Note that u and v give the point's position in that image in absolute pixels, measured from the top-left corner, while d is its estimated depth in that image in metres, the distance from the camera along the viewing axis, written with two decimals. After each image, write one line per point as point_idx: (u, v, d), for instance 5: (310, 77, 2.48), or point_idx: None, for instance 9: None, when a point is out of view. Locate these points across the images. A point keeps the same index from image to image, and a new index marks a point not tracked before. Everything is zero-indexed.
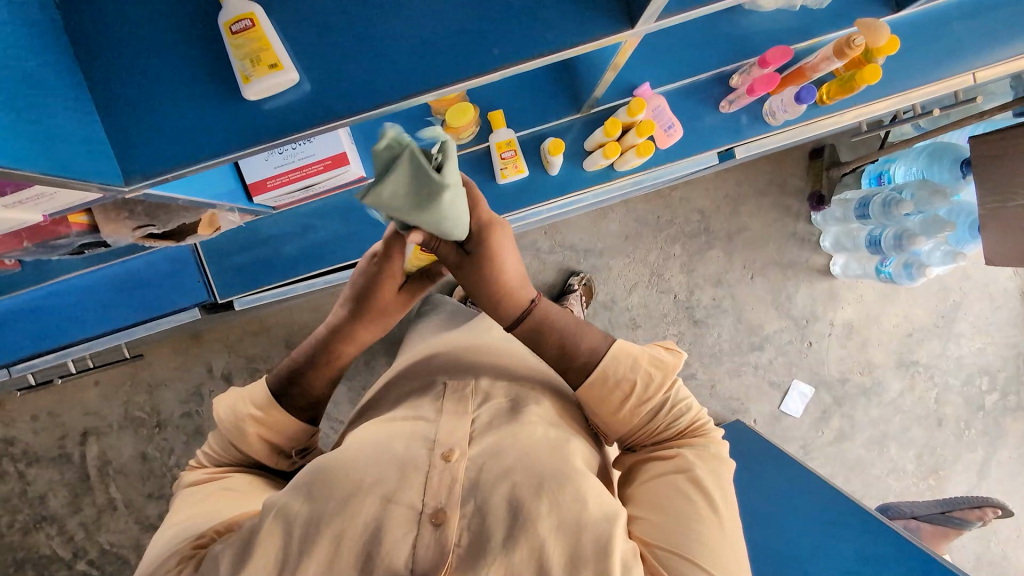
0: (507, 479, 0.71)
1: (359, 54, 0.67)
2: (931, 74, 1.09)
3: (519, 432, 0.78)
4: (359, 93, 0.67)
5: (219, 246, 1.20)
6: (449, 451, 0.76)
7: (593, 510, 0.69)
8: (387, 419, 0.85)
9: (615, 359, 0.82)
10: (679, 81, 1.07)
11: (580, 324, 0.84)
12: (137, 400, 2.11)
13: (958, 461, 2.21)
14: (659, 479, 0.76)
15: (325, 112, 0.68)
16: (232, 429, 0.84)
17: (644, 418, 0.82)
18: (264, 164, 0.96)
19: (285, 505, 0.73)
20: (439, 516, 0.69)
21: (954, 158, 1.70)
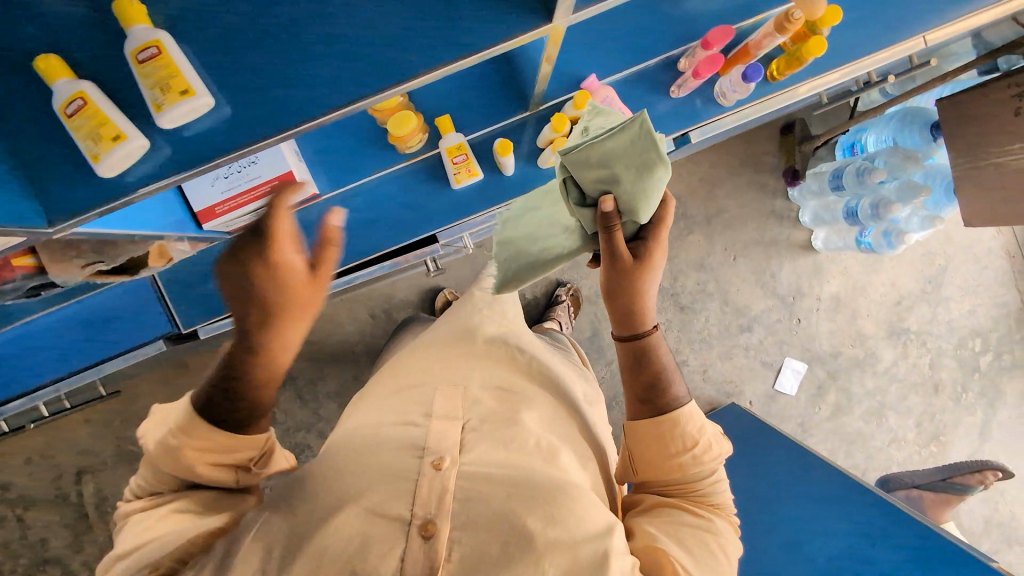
0: (501, 494, 0.71)
1: (277, 73, 0.66)
2: (879, 42, 1.09)
3: (529, 456, 0.77)
4: (283, 112, 0.67)
5: (179, 278, 1.17)
6: (440, 459, 0.73)
7: (591, 525, 0.70)
8: (391, 428, 0.81)
9: (687, 416, 0.80)
10: (625, 70, 1.06)
11: (673, 372, 0.83)
12: (128, 434, 2.10)
13: (959, 425, 2.20)
14: (687, 530, 0.76)
15: (248, 134, 0.67)
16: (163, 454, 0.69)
17: (684, 477, 0.80)
18: (210, 190, 0.95)
19: (268, 517, 0.69)
20: (429, 528, 0.67)
21: (924, 122, 1.68)
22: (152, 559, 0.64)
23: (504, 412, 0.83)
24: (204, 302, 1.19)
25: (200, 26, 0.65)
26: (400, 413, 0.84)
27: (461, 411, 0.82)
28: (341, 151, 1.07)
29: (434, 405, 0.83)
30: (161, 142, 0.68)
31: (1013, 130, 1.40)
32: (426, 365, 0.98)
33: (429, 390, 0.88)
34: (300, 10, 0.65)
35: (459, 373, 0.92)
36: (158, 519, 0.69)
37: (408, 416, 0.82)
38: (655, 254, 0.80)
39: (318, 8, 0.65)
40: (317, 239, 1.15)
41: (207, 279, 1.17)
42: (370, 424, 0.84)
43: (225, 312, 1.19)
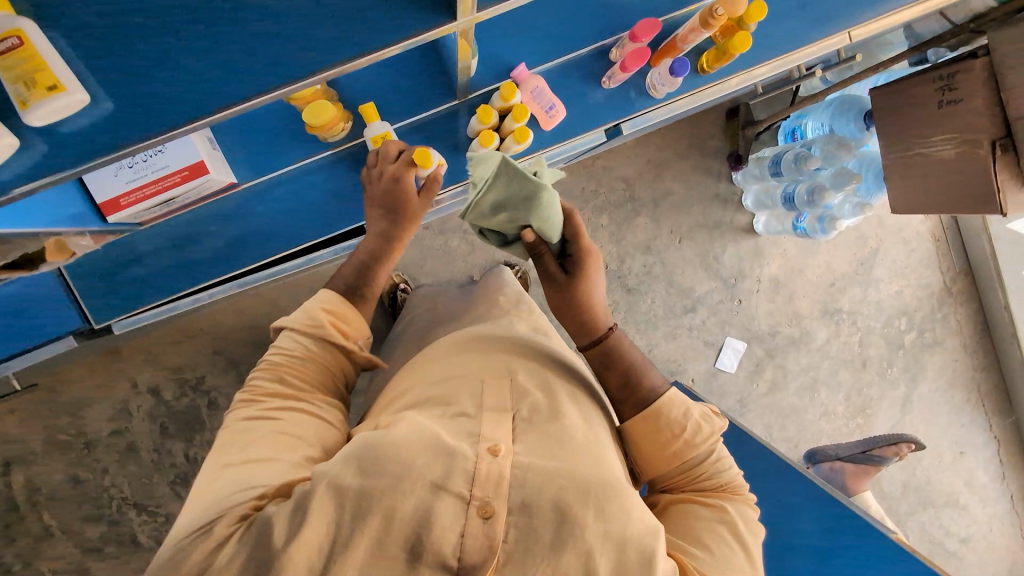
0: (554, 482, 0.72)
1: (169, 67, 0.64)
2: (804, 38, 1.11)
3: (565, 436, 0.81)
4: (176, 105, 0.65)
5: (87, 270, 1.09)
6: (495, 445, 0.75)
7: (637, 523, 0.72)
8: (436, 413, 0.83)
9: (669, 403, 0.89)
10: (555, 59, 1.04)
11: (643, 364, 0.93)
12: (59, 423, 2.02)
13: (884, 399, 2.34)
14: (702, 525, 0.82)
15: (138, 128, 0.65)
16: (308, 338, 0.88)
17: (684, 463, 0.88)
18: (113, 181, 0.90)
19: (337, 476, 0.69)
20: (487, 510, 0.69)
21: (858, 111, 1.74)
22: (267, 481, 0.73)
23: (551, 405, 0.85)
24: (114, 295, 1.11)
25: (83, 13, 0.62)
26: (445, 405, 0.84)
27: (508, 402, 0.84)
28: (259, 142, 1.04)
29: (482, 397, 0.84)
30: (34, 139, 0.63)
31: (935, 121, 1.46)
32: (459, 357, 0.96)
33: (474, 380, 0.88)
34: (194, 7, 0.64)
35: (504, 364, 0.93)
36: (272, 436, 0.79)
37: (454, 407, 0.83)
38: (586, 263, 0.92)
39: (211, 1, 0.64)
40: (240, 228, 1.10)
41: (117, 270, 1.10)
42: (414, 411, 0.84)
43: (143, 305, 1.13)
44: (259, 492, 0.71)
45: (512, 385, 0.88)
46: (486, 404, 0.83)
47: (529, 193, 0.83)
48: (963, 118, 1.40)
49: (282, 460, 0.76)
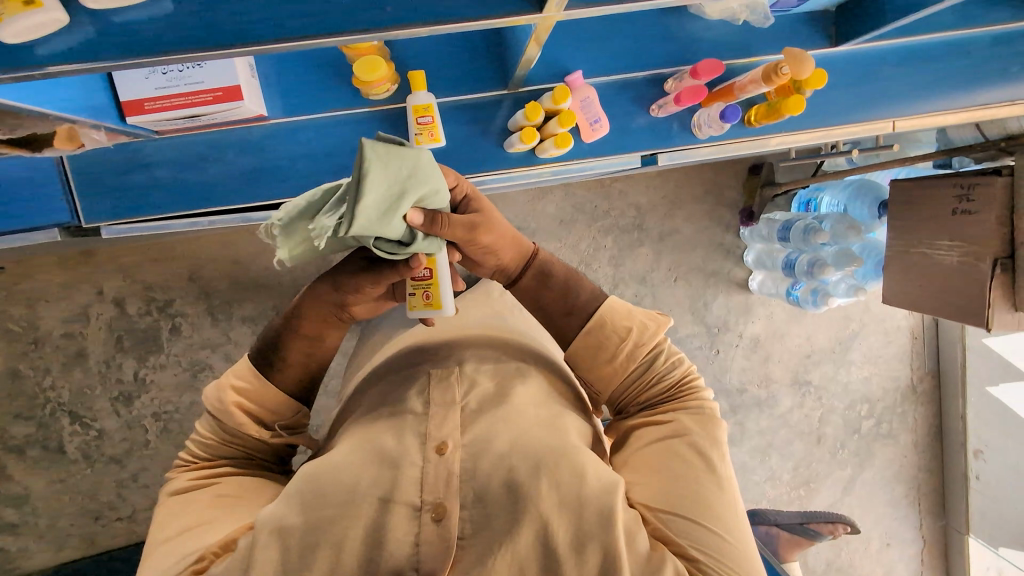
0: (506, 463, 0.78)
1: None
2: (850, 115, 1.14)
3: (511, 413, 0.85)
4: (236, 25, 0.62)
5: (92, 165, 1.05)
6: (441, 444, 0.81)
7: (592, 483, 0.77)
8: (380, 415, 0.89)
9: (610, 311, 0.91)
10: (612, 74, 1.04)
11: (580, 276, 0.94)
12: (11, 312, 1.93)
13: (828, 476, 2.39)
14: (657, 449, 0.84)
15: (193, 39, 0.62)
16: (217, 405, 0.89)
17: (634, 374, 0.91)
18: (142, 83, 0.85)
19: (282, 518, 0.76)
20: (439, 510, 0.75)
21: (875, 198, 1.79)
22: (204, 542, 0.79)
23: (498, 393, 0.89)
24: (113, 199, 1.07)
25: None
26: (393, 405, 0.90)
27: (457, 396, 0.87)
28: (302, 79, 1.03)
29: (428, 392, 0.89)
30: (82, 20, 0.60)
31: (946, 227, 1.51)
32: (419, 348, 1.00)
33: (419, 373, 0.93)
34: None
35: (452, 356, 0.96)
36: (203, 501, 0.85)
37: (400, 406, 0.89)
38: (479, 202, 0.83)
39: None
40: (255, 161, 1.07)
41: (123, 173, 1.06)
42: (368, 417, 0.90)
43: (140, 216, 1.08)
44: (199, 554, 0.77)
45: (458, 375, 0.91)
46: (434, 399, 0.87)
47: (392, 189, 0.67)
48: (972, 230, 1.43)
49: (220, 522, 0.82)
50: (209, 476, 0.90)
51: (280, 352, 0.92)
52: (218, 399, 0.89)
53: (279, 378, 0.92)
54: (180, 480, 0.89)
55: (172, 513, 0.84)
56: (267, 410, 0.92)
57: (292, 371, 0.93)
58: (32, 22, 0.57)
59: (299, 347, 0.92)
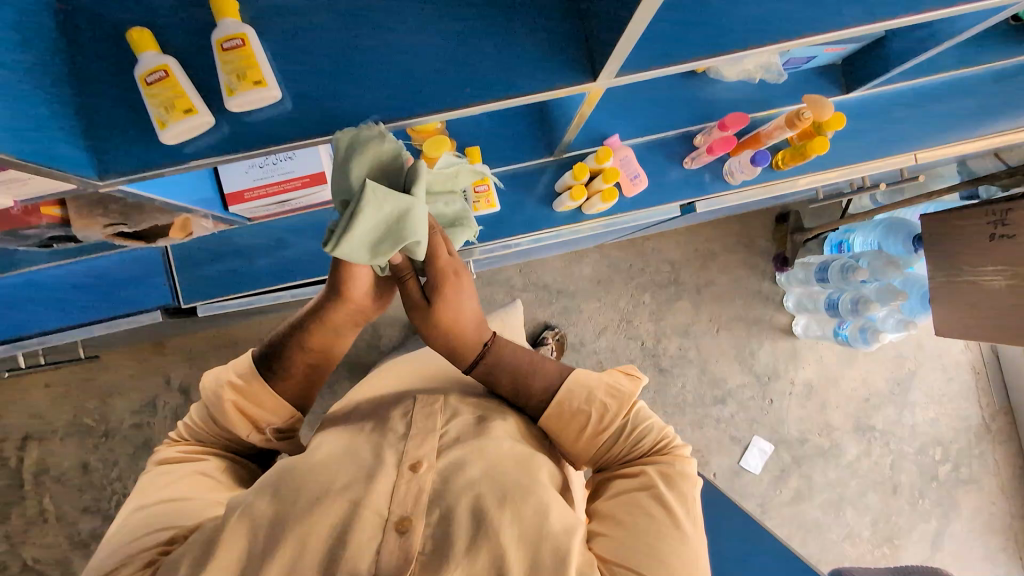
0: (471, 490, 0.70)
1: (337, 79, 0.70)
2: (874, 152, 1.22)
3: (488, 446, 0.77)
4: (330, 111, 0.70)
5: (191, 254, 1.18)
6: (418, 462, 0.75)
7: (556, 522, 0.69)
8: (359, 430, 0.84)
9: (570, 390, 0.84)
10: (645, 135, 1.15)
11: (537, 357, 0.88)
12: (86, 407, 2.05)
13: (913, 530, 2.23)
14: (623, 503, 0.74)
15: (295, 128, 0.70)
16: (213, 397, 0.86)
17: (604, 442, 0.83)
18: (242, 175, 0.98)
19: (249, 502, 0.71)
20: (405, 524, 0.69)
21: (908, 234, 1.79)
22: (181, 522, 0.75)
23: (479, 421, 0.83)
24: (209, 284, 1.19)
25: (267, 19, 0.69)
26: (372, 424, 0.85)
27: (438, 424, 0.81)
28: None
29: (412, 415, 0.83)
30: (223, 122, 0.69)
31: (986, 253, 1.52)
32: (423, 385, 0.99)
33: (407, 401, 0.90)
34: (371, 27, 0.70)
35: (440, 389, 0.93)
36: (187, 477, 0.81)
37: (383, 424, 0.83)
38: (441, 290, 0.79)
39: (378, 25, 0.70)
40: None
41: (214, 261, 1.18)
42: (345, 432, 0.85)
43: (229, 294, 1.20)
44: (169, 533, 0.73)
45: (441, 404, 0.85)
46: (416, 421, 0.81)
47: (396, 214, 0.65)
48: (1016, 252, 1.44)
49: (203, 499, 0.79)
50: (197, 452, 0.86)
51: (280, 355, 0.87)
52: (216, 387, 0.85)
53: (278, 383, 0.87)
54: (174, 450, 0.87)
55: (148, 485, 0.80)
56: (258, 409, 0.86)
57: (293, 378, 0.88)
58: (187, 126, 0.66)
59: (300, 352, 0.86)
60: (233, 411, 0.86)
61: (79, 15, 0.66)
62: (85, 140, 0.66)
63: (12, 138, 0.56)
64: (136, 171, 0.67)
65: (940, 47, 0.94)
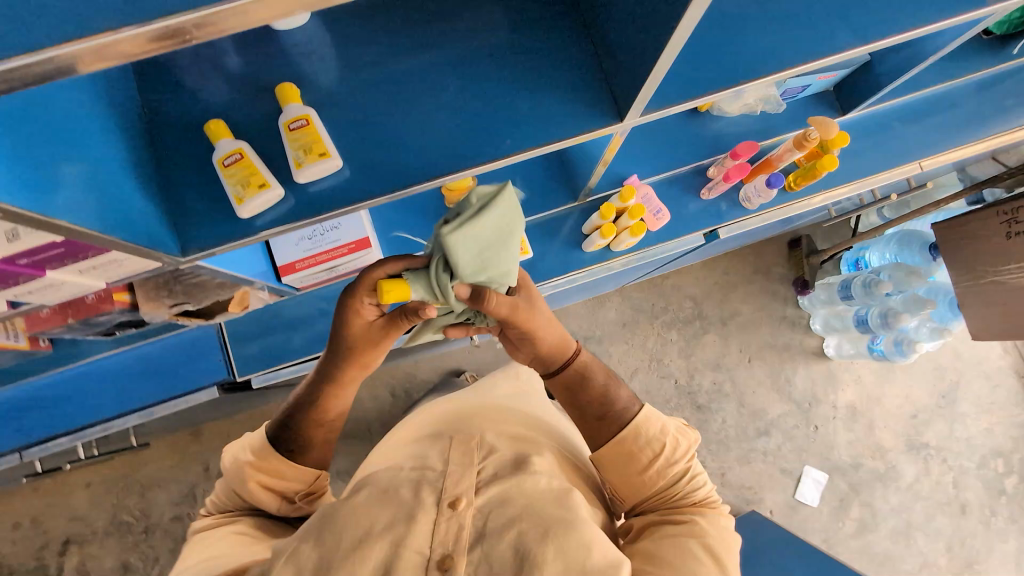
0: (512, 526, 0.66)
1: (384, 144, 0.78)
2: (881, 166, 1.28)
3: (524, 482, 0.72)
4: (383, 175, 0.77)
5: (243, 329, 1.24)
6: (456, 499, 0.69)
7: (598, 555, 0.64)
8: (397, 463, 0.77)
9: (646, 421, 0.80)
10: (662, 173, 1.22)
11: (613, 379, 0.85)
12: (126, 503, 2.03)
13: (992, 552, 2.11)
14: (671, 545, 0.70)
15: (349, 192, 0.77)
16: (233, 477, 0.80)
17: (665, 484, 0.79)
18: (293, 248, 1.05)
19: (294, 549, 0.66)
20: (447, 563, 0.64)
21: (922, 243, 1.83)
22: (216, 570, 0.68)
23: (518, 457, 0.78)
24: (261, 356, 1.24)
25: (315, 99, 0.78)
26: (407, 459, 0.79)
27: (475, 460, 0.76)
28: (407, 226, 1.20)
29: (450, 451, 0.78)
30: (290, 194, 0.76)
31: (1006, 251, 1.53)
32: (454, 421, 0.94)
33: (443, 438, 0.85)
34: (409, 96, 0.78)
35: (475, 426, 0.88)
36: (223, 538, 0.75)
37: (420, 460, 0.77)
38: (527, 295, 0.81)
39: (414, 92, 0.78)
40: None
41: (266, 333, 1.24)
42: (378, 472, 0.78)
43: (281, 363, 1.24)
44: None
45: (476, 441, 0.80)
46: (452, 458, 0.76)
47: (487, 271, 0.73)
48: None
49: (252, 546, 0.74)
50: (229, 518, 0.80)
51: (297, 427, 0.84)
52: (235, 462, 0.81)
53: (299, 456, 0.84)
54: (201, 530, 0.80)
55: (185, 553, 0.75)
56: (283, 477, 0.81)
57: (313, 451, 0.85)
58: (260, 200, 0.73)
59: (319, 424, 0.85)
60: (256, 488, 0.80)
61: (159, 114, 0.76)
62: (169, 221, 0.73)
63: (103, 218, 0.61)
64: (214, 245, 0.74)
65: (923, 65, 1.01)
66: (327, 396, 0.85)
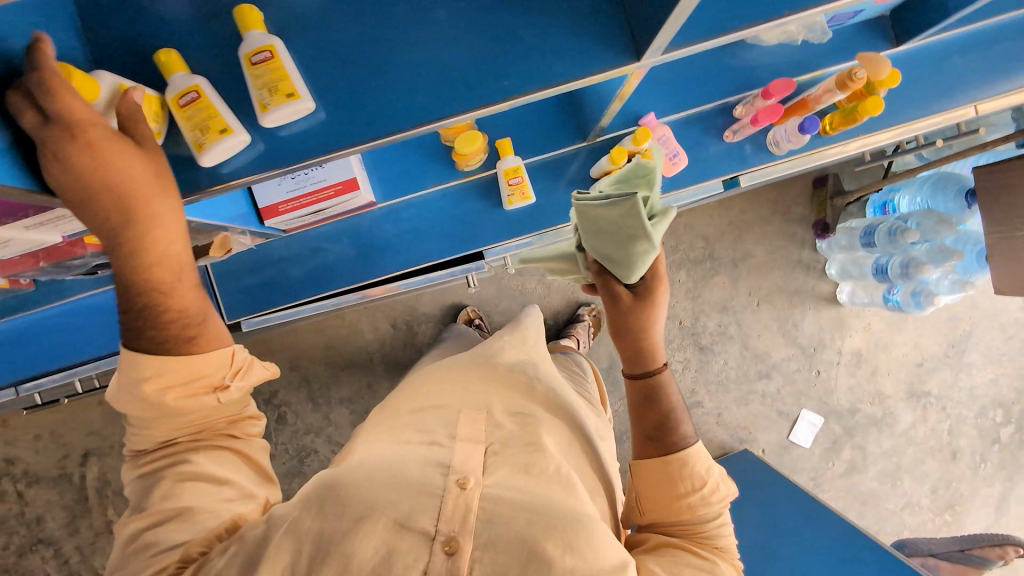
0: (522, 516, 0.66)
1: (363, 82, 0.68)
2: (929, 106, 1.14)
3: (534, 468, 0.75)
4: (366, 122, 0.68)
5: (228, 268, 1.20)
6: (464, 478, 0.70)
7: (607, 559, 0.65)
8: (403, 443, 0.81)
9: (697, 456, 0.77)
10: (683, 111, 1.10)
11: (681, 413, 0.82)
12: None
13: (975, 496, 2.17)
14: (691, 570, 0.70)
15: (329, 143, 0.68)
16: (140, 405, 0.71)
17: (692, 519, 0.76)
18: (276, 190, 0.97)
19: (297, 519, 0.66)
20: (452, 544, 0.64)
21: (959, 188, 1.69)
22: (185, 538, 0.68)
23: (526, 437, 0.80)
24: (247, 294, 1.21)
25: (280, 25, 0.67)
26: (421, 433, 0.83)
27: (483, 436, 0.80)
28: (401, 168, 1.12)
29: (457, 427, 0.82)
30: (258, 139, 0.68)
31: None
32: (462, 389, 0.94)
33: (452, 412, 0.87)
34: (390, 25, 0.67)
35: (482, 401, 0.89)
36: (179, 485, 0.72)
37: (429, 436, 0.82)
38: (657, 291, 0.81)
39: (396, 20, 0.67)
40: (364, 245, 1.18)
41: (254, 271, 1.20)
42: (390, 447, 0.81)
43: (269, 309, 1.21)
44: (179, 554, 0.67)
45: (489, 420, 0.83)
46: (461, 434, 0.80)
47: (631, 235, 0.75)
48: None
49: (224, 493, 0.74)
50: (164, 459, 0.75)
51: (159, 311, 0.70)
52: (140, 400, 0.70)
53: (200, 341, 0.73)
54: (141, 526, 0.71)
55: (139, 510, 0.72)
56: (198, 377, 0.72)
57: (206, 323, 0.74)
58: (223, 146, 0.65)
59: (192, 290, 0.72)
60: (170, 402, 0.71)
61: (101, 39, 0.66)
62: None
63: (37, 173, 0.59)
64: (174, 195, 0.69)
65: None
66: (156, 257, 0.68)
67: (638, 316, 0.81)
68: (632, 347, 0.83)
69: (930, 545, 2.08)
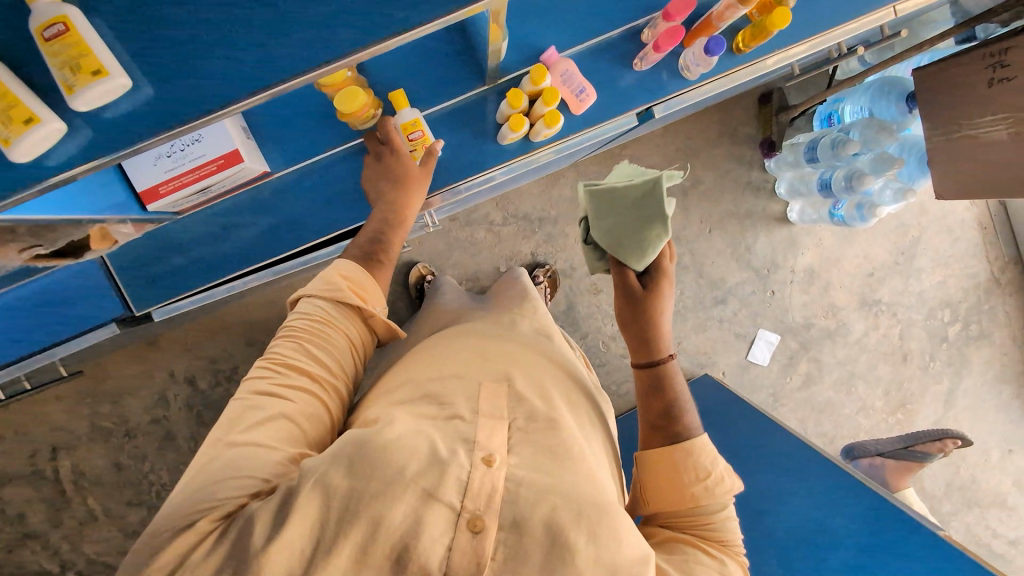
0: (547, 500, 0.67)
1: (198, 44, 0.63)
2: (849, 11, 1.08)
3: (557, 446, 0.76)
4: (209, 89, 0.64)
5: (132, 258, 1.14)
6: (490, 456, 0.69)
7: (628, 550, 0.68)
8: (422, 409, 0.78)
9: (702, 448, 0.82)
10: (587, 40, 1.04)
11: (687, 404, 0.86)
12: (101, 411, 2.09)
13: (925, 394, 2.27)
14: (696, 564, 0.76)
15: (172, 118, 0.64)
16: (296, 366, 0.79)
17: (694, 508, 0.81)
18: (152, 169, 0.91)
19: (326, 473, 0.64)
20: (478, 523, 0.64)
21: (900, 93, 1.62)
22: (254, 474, 0.69)
23: (547, 414, 0.81)
24: (157, 283, 1.16)
25: None
26: (439, 404, 0.80)
27: (505, 409, 0.79)
28: (290, 127, 1.04)
29: (479, 401, 0.80)
30: (79, 124, 0.62)
31: (984, 101, 1.33)
32: (472, 358, 0.92)
33: (472, 384, 0.84)
34: None
35: (502, 370, 0.89)
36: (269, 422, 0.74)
37: (450, 408, 0.78)
38: (665, 285, 0.88)
39: None
40: (274, 217, 1.13)
41: (160, 257, 1.14)
42: (401, 411, 0.77)
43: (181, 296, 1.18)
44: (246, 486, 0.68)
45: (511, 392, 0.83)
46: (484, 409, 0.78)
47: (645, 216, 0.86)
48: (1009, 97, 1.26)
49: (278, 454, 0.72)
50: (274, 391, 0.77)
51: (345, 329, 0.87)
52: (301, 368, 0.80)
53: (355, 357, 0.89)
54: (268, 379, 0.79)
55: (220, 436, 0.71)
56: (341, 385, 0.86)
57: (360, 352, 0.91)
58: (34, 138, 0.59)
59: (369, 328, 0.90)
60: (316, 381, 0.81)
61: None
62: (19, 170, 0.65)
63: None
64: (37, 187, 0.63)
65: None
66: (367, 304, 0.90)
67: (648, 309, 0.86)
68: (642, 334, 0.87)
69: (878, 446, 2.14)
